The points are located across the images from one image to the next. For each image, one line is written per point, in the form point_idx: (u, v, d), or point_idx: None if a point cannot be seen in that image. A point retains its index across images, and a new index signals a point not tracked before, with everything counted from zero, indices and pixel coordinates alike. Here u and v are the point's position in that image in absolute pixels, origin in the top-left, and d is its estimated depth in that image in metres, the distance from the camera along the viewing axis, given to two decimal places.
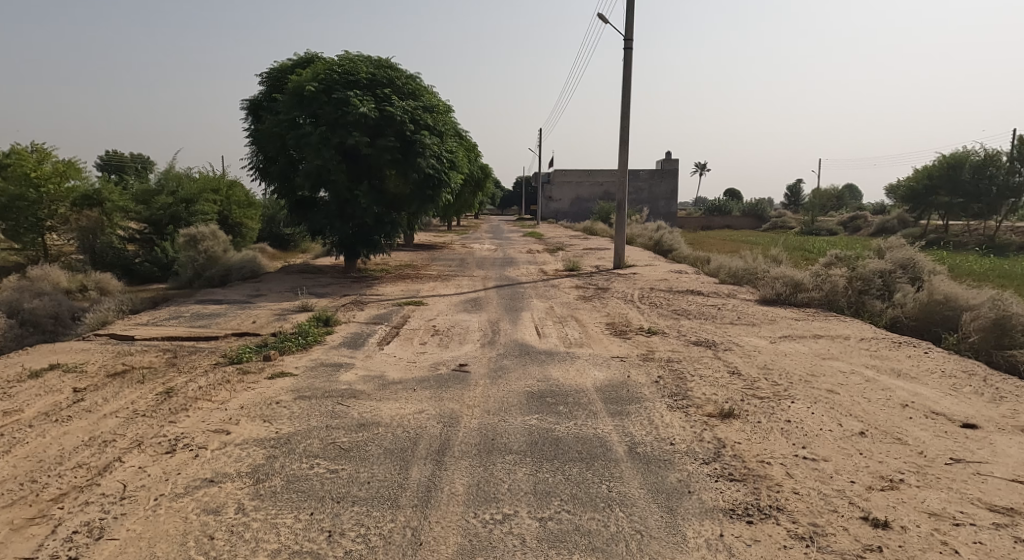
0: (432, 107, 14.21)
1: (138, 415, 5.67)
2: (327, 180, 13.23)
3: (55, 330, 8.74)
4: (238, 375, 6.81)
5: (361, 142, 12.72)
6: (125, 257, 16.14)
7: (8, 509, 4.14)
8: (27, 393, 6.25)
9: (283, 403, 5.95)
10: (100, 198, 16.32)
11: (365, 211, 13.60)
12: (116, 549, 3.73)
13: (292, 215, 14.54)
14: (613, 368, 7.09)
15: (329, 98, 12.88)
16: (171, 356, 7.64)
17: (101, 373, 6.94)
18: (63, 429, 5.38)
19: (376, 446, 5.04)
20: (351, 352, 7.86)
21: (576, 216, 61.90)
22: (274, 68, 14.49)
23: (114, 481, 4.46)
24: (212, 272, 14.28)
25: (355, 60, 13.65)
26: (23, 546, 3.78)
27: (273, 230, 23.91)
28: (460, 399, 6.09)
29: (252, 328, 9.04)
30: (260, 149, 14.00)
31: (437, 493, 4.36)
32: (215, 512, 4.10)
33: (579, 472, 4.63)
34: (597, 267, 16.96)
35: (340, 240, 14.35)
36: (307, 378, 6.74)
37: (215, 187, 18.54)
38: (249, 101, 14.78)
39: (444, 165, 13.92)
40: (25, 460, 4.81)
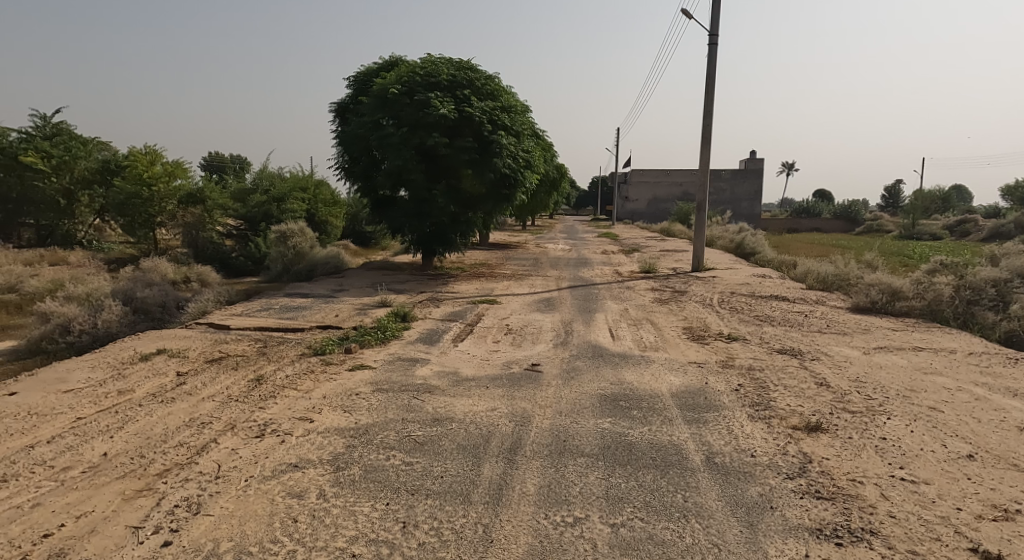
0: (510, 107, 14.31)
1: (232, 400, 6.02)
2: (407, 180, 13.59)
3: (162, 318, 9.49)
4: (322, 366, 7.11)
5: (440, 143, 12.95)
6: (223, 252, 16.91)
7: (120, 480, 4.47)
8: (138, 375, 6.77)
9: (362, 395, 6.14)
10: (202, 198, 17.66)
11: (441, 211, 13.85)
12: (211, 525, 3.95)
13: (374, 213, 15.05)
14: (690, 374, 6.88)
15: (410, 100, 13.23)
16: (261, 346, 8.06)
17: (200, 359, 7.41)
18: (167, 410, 5.77)
19: (449, 441, 5.11)
20: (426, 347, 8.00)
21: (653, 217, 60.65)
22: (361, 72, 15.06)
23: (210, 461, 4.74)
24: (298, 267, 14.97)
25: (437, 62, 13.93)
26: (132, 515, 4.06)
27: (355, 228, 24.84)
28: (532, 399, 6.09)
29: (335, 321, 9.41)
30: (346, 150, 14.55)
31: (509, 491, 4.36)
32: (299, 496, 4.27)
33: (653, 479, 4.52)
34: (675, 269, 16.53)
35: (418, 238, 14.70)
36: (384, 371, 6.94)
37: (304, 186, 19.47)
38: (336, 104, 15.44)
39: (520, 164, 13.94)
40: (135, 436, 5.18)
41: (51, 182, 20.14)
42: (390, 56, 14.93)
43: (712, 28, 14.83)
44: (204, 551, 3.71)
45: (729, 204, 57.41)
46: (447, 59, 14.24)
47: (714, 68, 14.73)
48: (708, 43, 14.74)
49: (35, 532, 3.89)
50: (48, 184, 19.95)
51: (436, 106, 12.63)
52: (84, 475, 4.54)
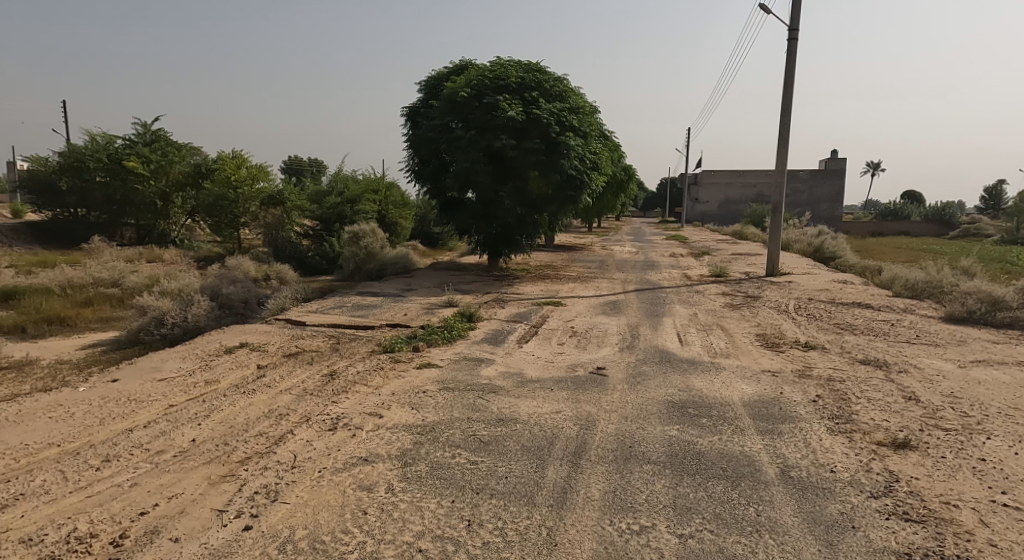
0: (578, 108, 14.23)
1: (307, 393, 6.25)
2: (474, 182, 13.73)
3: (244, 313, 9.99)
4: (391, 363, 7.29)
5: (508, 145, 13.02)
6: (299, 251, 17.49)
7: (206, 465, 4.72)
8: (222, 366, 7.14)
9: (429, 393, 6.24)
10: (281, 199, 18.29)
11: (508, 212, 13.90)
12: (287, 513, 4.10)
13: (442, 214, 15.31)
14: (763, 383, 6.61)
15: (479, 103, 13.37)
16: (334, 342, 8.34)
17: (278, 353, 7.74)
18: (248, 401, 6.05)
19: (513, 442, 5.11)
20: (491, 348, 8.05)
21: (724, 219, 58.92)
22: (432, 76, 15.35)
23: (287, 451, 4.94)
24: (369, 266, 15.42)
25: (506, 65, 14.01)
26: (217, 499, 4.26)
27: (423, 228, 25.33)
28: (597, 403, 6.01)
29: (404, 320, 9.61)
30: (416, 153, 14.87)
31: (574, 495, 4.32)
32: (369, 489, 4.38)
33: (723, 491, 4.36)
34: (748, 274, 15.98)
35: (484, 239, 14.83)
36: (451, 370, 7.03)
37: (375, 188, 20.02)
38: (407, 108, 15.80)
39: (587, 166, 13.82)
40: (219, 424, 5.47)
41: (150, 184, 21.61)
42: (460, 60, 15.13)
43: (791, 23, 14.25)
44: (281, 537, 3.85)
45: (807, 205, 55.00)
46: (515, 61, 14.30)
47: (793, 64, 14.15)
48: (788, 38, 14.17)
49: (133, 509, 4.12)
50: (147, 187, 21.46)
51: (504, 108, 12.68)
52: (175, 459, 4.81)
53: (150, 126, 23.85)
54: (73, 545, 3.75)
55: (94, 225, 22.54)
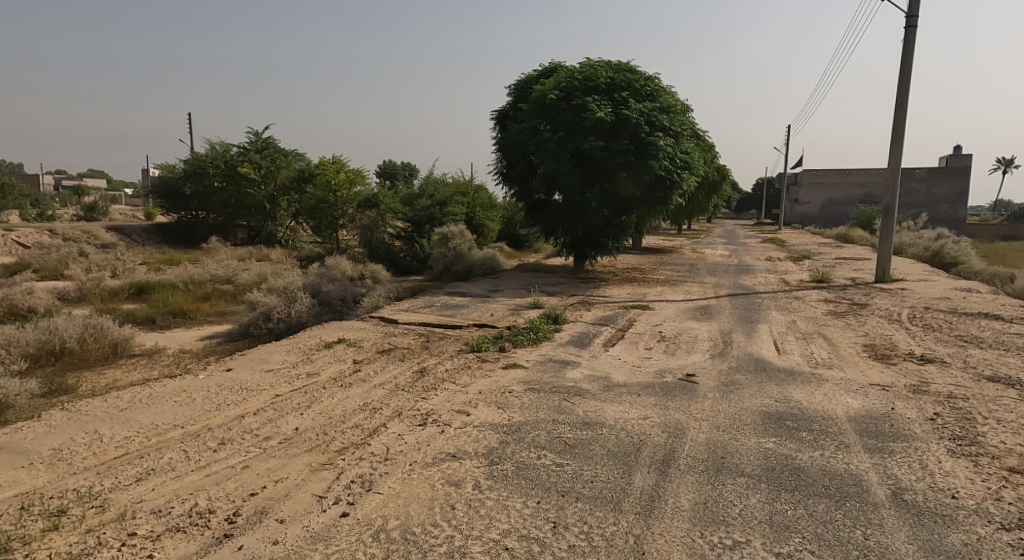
0: (670, 107, 13.87)
1: (399, 388, 6.46)
2: (561, 184, 13.68)
3: (342, 309, 10.47)
4: (478, 362, 7.39)
5: (596, 146, 12.88)
6: (392, 252, 18.11)
7: (307, 453, 4.98)
8: (322, 360, 7.51)
9: (515, 393, 6.27)
10: (377, 202, 19.62)
11: (595, 214, 13.75)
12: (381, 503, 4.24)
13: (530, 216, 15.37)
14: (871, 397, 6.17)
15: (568, 105, 13.33)
16: (424, 340, 8.56)
17: (373, 349, 8.05)
18: (345, 394, 6.32)
19: (599, 446, 5.04)
20: (577, 350, 7.99)
21: (827, 221, 55.64)
22: (521, 79, 15.46)
23: (380, 443, 5.12)
24: (457, 267, 15.76)
25: (596, 66, 13.90)
26: (318, 485, 4.48)
27: (510, 230, 25.55)
28: (686, 411, 5.82)
29: (491, 321, 9.73)
30: (505, 156, 15.03)
31: (662, 504, 4.20)
32: (457, 485, 4.45)
33: (826, 510, 4.10)
34: (853, 280, 14.97)
35: (571, 241, 14.76)
36: (537, 371, 7.03)
37: (465, 191, 20.40)
38: (497, 112, 16.01)
39: (678, 166, 13.44)
40: (319, 415, 5.75)
41: (261, 189, 23.24)
42: (550, 63, 15.15)
43: (909, 10, 13.24)
44: (375, 526, 3.99)
45: (924, 206, 50.92)
46: (605, 61, 14.16)
47: (910, 54, 13.14)
48: (905, 26, 13.16)
49: (244, 490, 4.40)
50: (257, 192, 23.05)
51: (593, 110, 12.57)
52: (281, 445, 5.10)
53: (261, 134, 25.53)
54: (195, 518, 4.04)
55: (212, 226, 24.50)
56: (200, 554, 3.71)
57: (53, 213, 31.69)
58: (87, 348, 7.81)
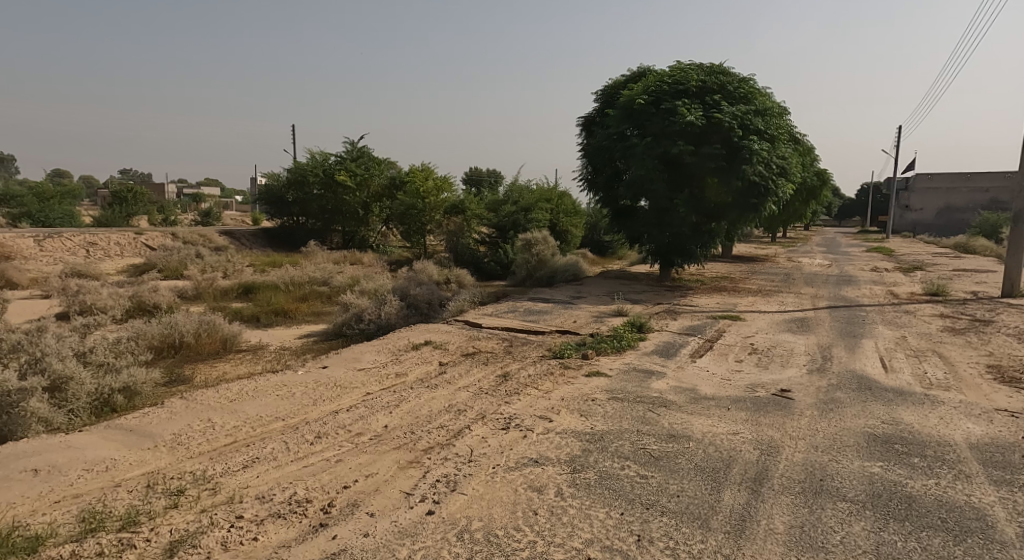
0: (765, 110, 13.33)
1: (483, 392, 6.55)
2: (648, 190, 13.42)
3: (428, 313, 10.78)
4: (561, 369, 7.37)
5: (685, 151, 12.55)
6: (477, 257, 18.55)
7: (396, 450, 5.15)
8: (410, 361, 7.75)
9: (598, 401, 6.21)
10: (463, 208, 20.36)
11: (683, 221, 13.38)
12: (465, 503, 4.32)
13: (614, 223, 15.17)
14: (996, 424, 5.63)
15: (656, 110, 13.08)
16: (508, 345, 8.65)
17: (458, 352, 8.22)
18: (431, 395, 6.49)
19: (686, 460, 4.90)
20: (663, 360, 7.81)
21: (944, 229, 51.45)
22: (609, 85, 15.34)
23: (465, 445, 5.22)
24: (541, 273, 15.83)
25: (687, 69, 13.57)
26: (406, 482, 4.62)
27: (594, 236, 25.38)
28: (781, 428, 5.55)
29: (574, 327, 9.69)
30: (591, 162, 14.94)
31: (754, 525, 4.02)
32: (539, 491, 4.47)
33: (940, 546, 3.78)
34: (974, 294, 13.73)
35: (657, 248, 14.45)
36: (620, 381, 6.93)
37: (548, 197, 20.43)
38: (583, 118, 15.96)
39: (773, 171, 12.88)
40: (407, 414, 5.93)
41: (355, 195, 24.34)
42: (638, 67, 14.94)
43: None
44: (460, 526, 4.07)
45: None
46: (697, 64, 13.82)
47: None
48: None
49: (339, 482, 4.61)
50: (352, 198, 24.19)
51: (683, 113, 12.27)
52: (371, 442, 5.31)
53: (357, 143, 26.75)
54: (294, 506, 4.27)
55: (311, 231, 25.90)
56: (298, 540, 3.91)
57: (175, 218, 34.56)
58: (201, 342, 8.46)
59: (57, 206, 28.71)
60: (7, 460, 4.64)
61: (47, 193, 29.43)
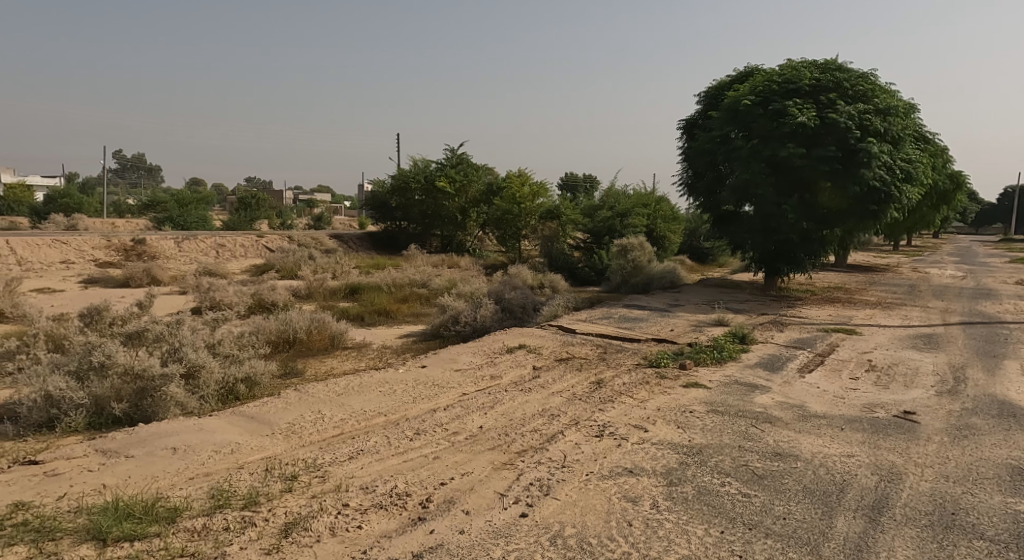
0: (887, 109, 12.44)
1: (576, 398, 6.54)
2: (753, 195, 12.86)
3: (522, 317, 10.90)
4: (657, 378, 7.22)
5: (796, 154, 11.93)
6: (571, 263, 18.49)
7: (491, 451, 5.25)
8: (505, 364, 7.88)
9: (696, 414, 6.03)
10: (558, 214, 20.37)
11: (791, 228, 12.68)
12: (558, 509, 4.34)
13: (715, 228, 14.66)
14: None
15: (764, 111, 12.53)
16: (602, 351, 8.58)
17: (552, 357, 8.25)
18: (525, 398, 6.56)
19: (794, 481, 4.66)
20: (768, 374, 7.45)
21: None
22: (713, 86, 14.89)
23: (558, 450, 5.23)
24: (637, 279, 15.56)
25: (799, 67, 12.93)
26: (500, 484, 4.70)
27: (693, 243, 24.66)
28: (903, 453, 5.15)
29: (672, 336, 9.46)
30: (692, 166, 14.55)
31: (871, 556, 3.76)
32: (634, 501, 4.41)
33: None
34: None
35: (761, 255, 13.81)
36: (720, 393, 6.69)
37: (646, 202, 20.06)
38: (685, 121, 15.59)
39: (896, 175, 11.98)
40: (501, 416, 6.04)
41: (454, 201, 25.03)
42: (745, 67, 14.40)
43: None
44: (553, 531, 4.09)
45: None
46: (810, 62, 13.12)
47: None
48: None
49: (436, 479, 4.77)
50: (451, 204, 24.91)
51: (793, 114, 11.66)
52: (467, 441, 5.46)
53: (456, 150, 27.47)
54: (395, 499, 4.46)
55: (412, 235, 26.91)
56: (399, 532, 4.08)
57: (291, 223, 37.02)
58: (312, 338, 9.02)
59: (193, 211, 31.63)
60: (149, 438, 5.17)
61: (185, 199, 32.50)
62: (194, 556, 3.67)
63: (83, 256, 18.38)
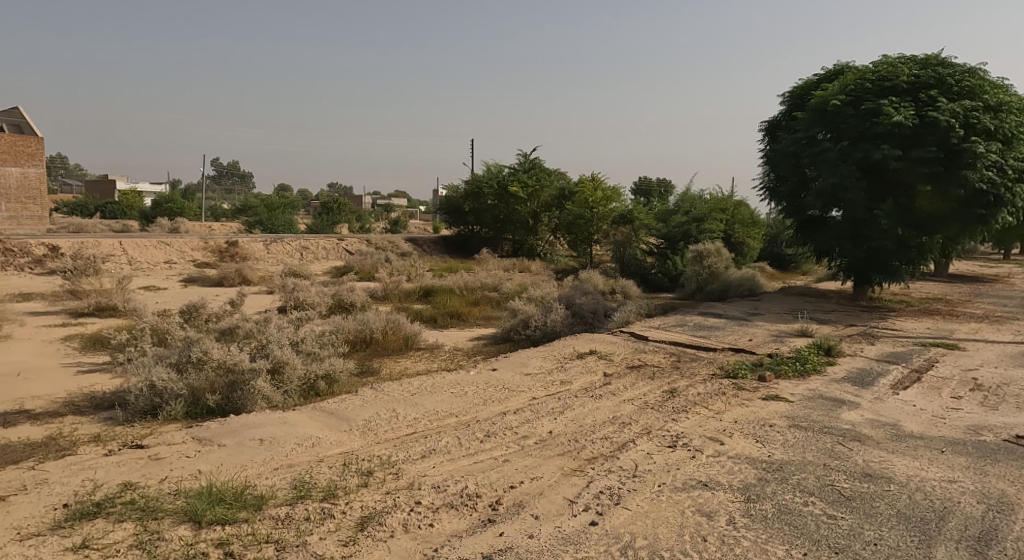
0: (997, 105, 11.55)
1: (648, 406, 6.40)
2: (842, 199, 12.21)
3: (592, 322, 10.79)
4: (734, 390, 6.96)
5: (890, 156, 11.25)
6: (643, 268, 18.18)
7: (561, 457, 5.23)
8: (575, 369, 7.82)
9: (777, 428, 5.77)
10: (631, 218, 20.27)
11: (884, 234, 11.92)
12: (628, 519, 4.25)
13: (799, 234, 14.03)
14: None
15: (855, 110, 11.87)
16: (676, 360, 8.36)
17: (623, 364, 8.12)
18: (596, 404, 6.49)
19: (886, 504, 4.38)
20: (856, 390, 7.03)
21: None
22: (798, 85, 14.28)
23: (629, 459, 5.14)
24: (713, 286, 15.10)
25: (895, 63, 12.21)
26: (569, 490, 4.66)
27: (774, 249, 23.70)
28: (1014, 481, 4.74)
29: (750, 346, 9.11)
30: (775, 169, 14.00)
31: None
32: (709, 516, 4.26)
33: None
34: None
35: (850, 263, 13.07)
36: (804, 408, 6.38)
37: (723, 207, 19.46)
38: (767, 122, 15.04)
39: (1007, 177, 11.09)
40: (571, 422, 6.00)
41: (526, 205, 25.19)
42: (835, 64, 13.73)
43: None
44: (624, 541, 4.02)
45: None
46: (909, 58, 12.35)
47: None
48: None
49: (506, 482, 4.79)
50: (523, 208, 25.08)
51: (889, 113, 11.00)
52: (537, 445, 5.45)
53: (528, 154, 27.53)
54: (466, 499, 4.51)
55: (485, 239, 27.25)
56: (469, 532, 4.12)
57: (370, 227, 38.29)
58: (387, 339, 9.28)
59: (280, 215, 33.28)
60: (240, 428, 5.46)
61: (273, 204, 34.26)
62: (278, 542, 3.85)
63: (183, 257, 19.71)
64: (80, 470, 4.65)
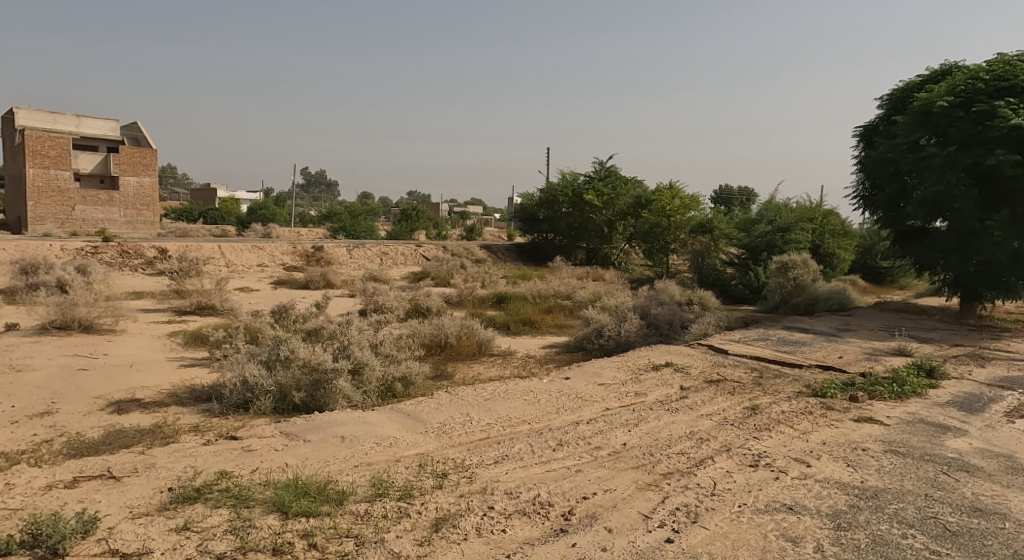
0: None
1: (728, 423, 6.15)
2: (948, 209, 11.36)
3: (668, 334, 10.51)
4: (822, 410, 6.57)
5: (1006, 161, 10.39)
6: (722, 279, 17.65)
7: (635, 470, 5.10)
8: (651, 382, 7.62)
9: (871, 452, 5.40)
10: (710, 227, 19.71)
11: (997, 246, 10.95)
12: (706, 539, 4.09)
13: (898, 246, 13.17)
14: None
15: (965, 113, 11.05)
16: (757, 376, 8.00)
17: (701, 377, 7.85)
18: (671, 418, 6.31)
19: (999, 543, 4.00)
20: (964, 416, 6.48)
21: None
22: (899, 88, 13.46)
23: (707, 476, 4.95)
24: (798, 299, 14.36)
25: (1013, 61, 11.29)
26: (643, 505, 4.54)
27: (868, 261, 22.36)
28: None
29: (840, 364, 8.60)
30: (871, 176, 13.24)
31: None
32: (795, 542, 4.03)
33: None
34: None
35: (957, 278, 12.07)
36: (902, 432, 5.94)
37: (811, 217, 18.56)
38: (863, 127, 14.26)
39: None
40: (646, 435, 5.85)
41: (601, 214, 25.02)
42: (941, 65, 12.85)
43: None
44: None
45: None
46: None
47: None
48: None
49: (578, 492, 4.72)
50: (598, 216, 24.95)
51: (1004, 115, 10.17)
52: (610, 457, 5.35)
53: (605, 163, 27.35)
54: (538, 507, 4.48)
55: (558, 247, 27.28)
56: (541, 541, 4.08)
57: (447, 234, 39.05)
58: (462, 343, 9.40)
59: (363, 221, 34.52)
60: (323, 425, 5.67)
61: (357, 210, 35.59)
62: (358, 537, 3.95)
63: (275, 260, 20.79)
64: (182, 457, 4.96)
